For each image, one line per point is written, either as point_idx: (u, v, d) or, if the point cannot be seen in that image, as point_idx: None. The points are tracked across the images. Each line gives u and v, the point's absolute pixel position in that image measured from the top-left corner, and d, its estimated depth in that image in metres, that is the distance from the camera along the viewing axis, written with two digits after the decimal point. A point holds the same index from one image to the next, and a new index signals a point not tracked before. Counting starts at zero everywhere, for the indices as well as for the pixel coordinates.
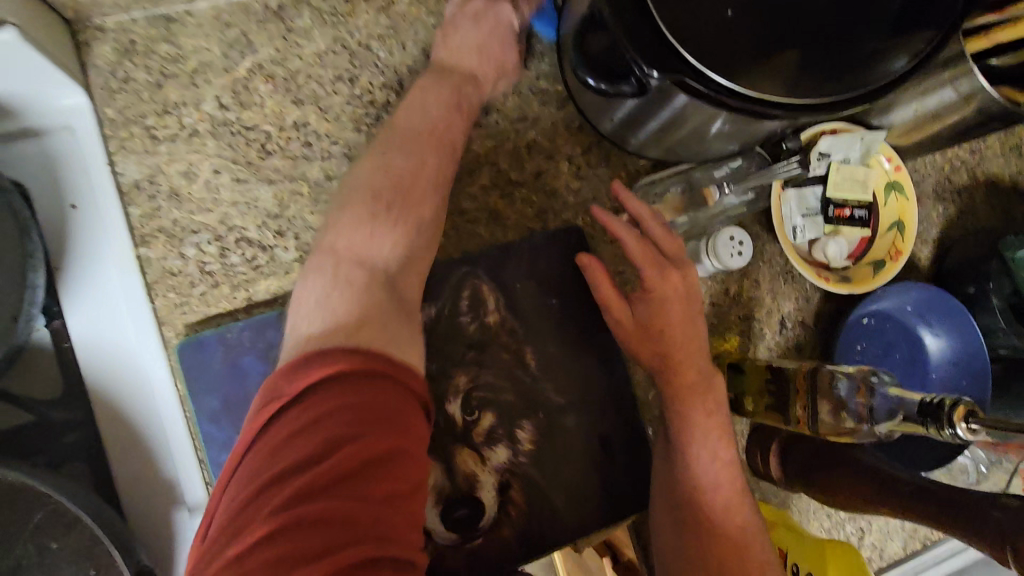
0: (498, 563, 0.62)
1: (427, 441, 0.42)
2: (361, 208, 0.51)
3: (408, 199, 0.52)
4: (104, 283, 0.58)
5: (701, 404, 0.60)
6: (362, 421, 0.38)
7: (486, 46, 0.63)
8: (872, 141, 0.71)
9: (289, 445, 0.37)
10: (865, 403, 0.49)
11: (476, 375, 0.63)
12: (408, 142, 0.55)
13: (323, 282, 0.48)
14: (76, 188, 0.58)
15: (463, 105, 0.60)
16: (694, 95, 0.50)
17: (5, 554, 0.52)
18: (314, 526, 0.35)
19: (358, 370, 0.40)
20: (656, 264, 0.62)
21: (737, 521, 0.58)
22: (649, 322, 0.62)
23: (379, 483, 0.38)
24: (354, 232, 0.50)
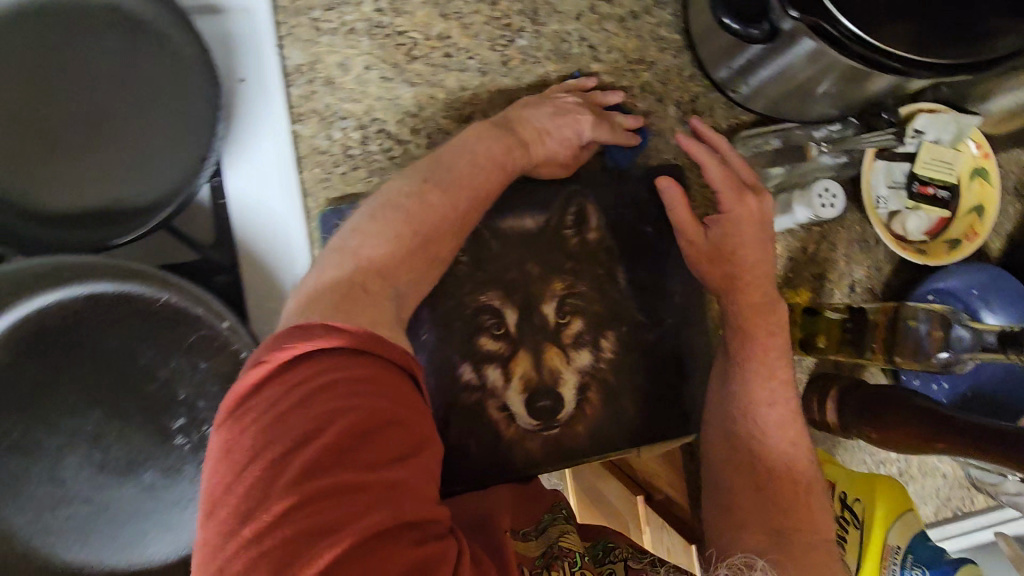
0: (569, 452, 0.68)
1: (424, 408, 0.42)
2: (390, 224, 0.52)
3: (431, 232, 0.53)
4: (260, 151, 0.65)
5: (764, 324, 0.65)
6: (365, 391, 0.39)
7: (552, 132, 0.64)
8: (965, 125, 0.75)
9: (293, 420, 0.37)
10: (940, 338, 0.54)
11: (572, 284, 0.69)
12: (449, 182, 0.55)
13: (334, 277, 0.48)
14: (246, 64, 0.64)
15: (507, 166, 0.60)
16: (823, 42, 0.55)
17: (162, 365, 0.59)
18: (334, 497, 0.35)
19: (354, 345, 0.41)
20: (733, 185, 0.67)
21: (786, 437, 0.63)
22: (721, 243, 0.68)
23: (380, 453, 0.37)
24: (380, 242, 0.51)
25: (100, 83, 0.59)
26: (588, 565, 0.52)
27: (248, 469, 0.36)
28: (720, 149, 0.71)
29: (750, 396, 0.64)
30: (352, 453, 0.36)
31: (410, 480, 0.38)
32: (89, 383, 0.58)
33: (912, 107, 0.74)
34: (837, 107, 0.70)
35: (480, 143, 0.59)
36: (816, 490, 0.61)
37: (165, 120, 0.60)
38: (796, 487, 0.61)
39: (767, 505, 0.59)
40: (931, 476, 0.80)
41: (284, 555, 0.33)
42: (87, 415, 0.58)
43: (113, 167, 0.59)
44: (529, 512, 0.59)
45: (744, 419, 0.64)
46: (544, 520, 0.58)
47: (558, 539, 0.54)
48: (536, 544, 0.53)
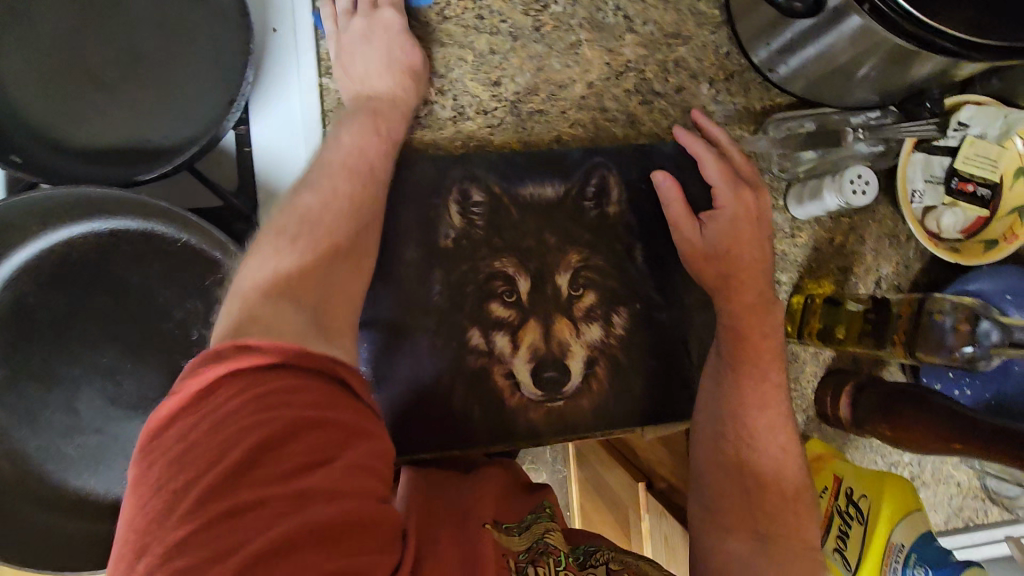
0: (573, 426, 0.68)
1: (351, 410, 0.40)
2: (273, 242, 0.49)
3: (320, 229, 0.51)
4: (287, 101, 0.65)
5: (761, 319, 0.65)
6: (276, 403, 0.36)
7: (392, 63, 0.63)
8: (1014, 121, 0.72)
9: (199, 445, 0.35)
10: (968, 331, 0.52)
11: (588, 257, 0.68)
12: (323, 173, 0.55)
13: (228, 317, 0.43)
14: (279, 15, 0.65)
15: (384, 129, 0.61)
16: (870, 15, 0.54)
17: (177, 305, 0.60)
18: (241, 518, 0.33)
19: (264, 357, 0.38)
20: (731, 181, 0.67)
21: (775, 443, 0.62)
22: (714, 236, 0.66)
23: (296, 465, 0.35)
24: (271, 263, 0.47)
25: (139, 21, 0.60)
26: (570, 563, 0.51)
27: (156, 501, 0.34)
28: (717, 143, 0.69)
29: (752, 381, 0.63)
30: (263, 470, 0.34)
31: (333, 486, 0.36)
32: (110, 317, 0.59)
33: (960, 97, 0.71)
34: (877, 93, 0.68)
35: (350, 128, 0.59)
36: (804, 496, 0.60)
37: (197, 62, 0.61)
38: (784, 494, 0.60)
39: (752, 510, 0.59)
40: (945, 484, 0.77)
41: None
42: (103, 350, 0.59)
43: (144, 105, 0.60)
44: (514, 509, 0.56)
45: (738, 419, 0.62)
46: (529, 518, 0.55)
47: (544, 535, 0.52)
48: (519, 539, 0.50)
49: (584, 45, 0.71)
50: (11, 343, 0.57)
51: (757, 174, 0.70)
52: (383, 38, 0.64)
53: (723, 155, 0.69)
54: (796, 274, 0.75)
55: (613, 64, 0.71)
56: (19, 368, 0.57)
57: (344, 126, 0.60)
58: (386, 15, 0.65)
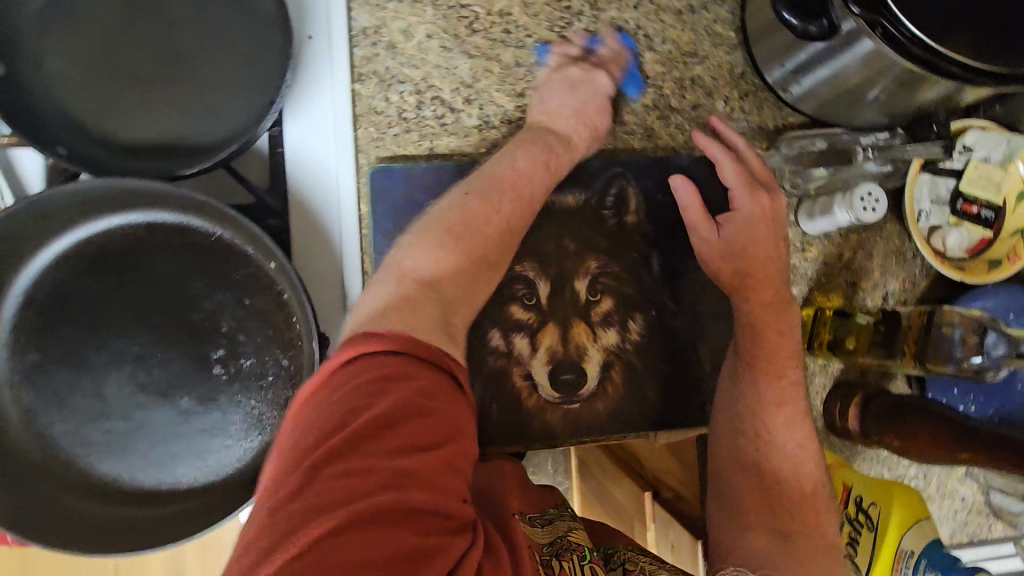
0: (588, 428, 0.69)
1: (459, 409, 0.43)
2: (434, 235, 0.54)
3: (474, 235, 0.55)
4: (320, 106, 0.68)
5: (775, 325, 0.67)
6: (399, 385, 0.41)
7: (583, 111, 0.68)
8: (1017, 146, 0.75)
9: (331, 408, 0.40)
10: (976, 343, 0.54)
11: (606, 263, 0.70)
12: (488, 187, 0.58)
13: (385, 291, 0.50)
14: (314, 22, 0.67)
15: (552, 164, 0.63)
16: (882, 41, 0.56)
17: (207, 296, 0.62)
18: (353, 476, 0.36)
19: (396, 345, 0.43)
20: (748, 184, 0.69)
21: (793, 440, 0.64)
22: (736, 239, 0.69)
23: (404, 442, 0.39)
24: (423, 253, 0.53)
25: (181, 24, 0.62)
26: (593, 556, 0.52)
27: (291, 451, 0.39)
28: (736, 148, 0.72)
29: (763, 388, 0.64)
30: (378, 439, 0.38)
31: (430, 468, 0.39)
32: (141, 305, 0.60)
33: (965, 121, 0.74)
34: (886, 115, 0.71)
35: (525, 153, 0.62)
36: (823, 495, 0.62)
37: (235, 65, 0.63)
38: (804, 493, 0.62)
39: (770, 507, 0.60)
40: (951, 498, 0.78)
41: (297, 522, 0.34)
42: (133, 337, 0.60)
43: (182, 103, 0.62)
44: (540, 501, 0.58)
45: (758, 420, 0.64)
46: (554, 512, 0.57)
47: (565, 533, 0.53)
48: (542, 532, 0.51)
49: (605, 61, 0.74)
50: (44, 329, 0.59)
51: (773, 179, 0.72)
52: (586, 96, 0.69)
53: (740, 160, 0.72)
54: (806, 287, 0.77)
55: (633, 80, 0.74)
56: (50, 353, 0.59)
57: (517, 149, 0.62)
58: (600, 79, 0.70)
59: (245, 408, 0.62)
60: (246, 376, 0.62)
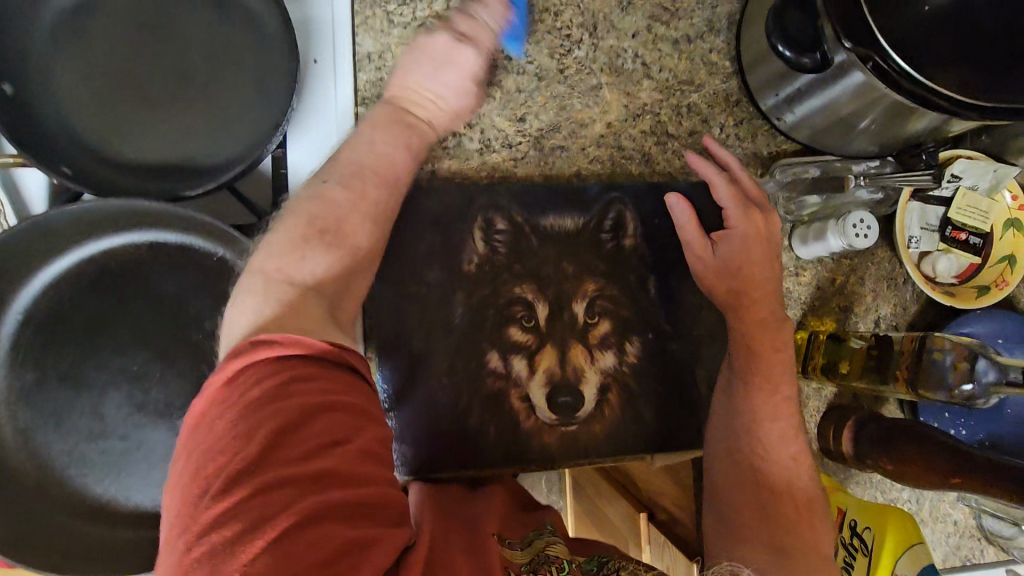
0: (585, 451, 0.69)
1: (368, 400, 0.43)
2: (297, 230, 0.50)
3: (340, 225, 0.52)
4: (324, 129, 0.69)
5: (773, 349, 0.67)
6: (296, 389, 0.39)
7: (444, 74, 0.62)
8: (1002, 176, 0.76)
9: (227, 427, 0.37)
10: (965, 368, 0.55)
11: (603, 285, 0.71)
12: (353, 172, 0.55)
13: (250, 304, 0.45)
14: (322, 48, 0.69)
15: (416, 145, 0.60)
16: (874, 73, 0.58)
17: (208, 316, 0.62)
18: (265, 495, 0.35)
19: (286, 348, 0.41)
20: (742, 204, 0.70)
21: (789, 464, 0.64)
22: (732, 260, 0.69)
23: (314, 449, 0.38)
24: (289, 253, 0.48)
25: (190, 47, 0.63)
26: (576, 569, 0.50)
27: (191, 483, 0.36)
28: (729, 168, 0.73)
29: (759, 411, 0.65)
30: (285, 452, 0.37)
31: (345, 468, 0.39)
32: (141, 324, 0.60)
33: (954, 151, 0.77)
34: (876, 144, 0.72)
35: (386, 134, 0.59)
36: (818, 508, 0.62)
37: (242, 87, 0.64)
38: (798, 505, 0.62)
39: (767, 525, 0.60)
40: (943, 522, 0.79)
41: (217, 555, 0.34)
42: (133, 356, 0.60)
43: (188, 123, 0.63)
44: (517, 526, 0.56)
45: (754, 443, 0.64)
46: (530, 534, 0.54)
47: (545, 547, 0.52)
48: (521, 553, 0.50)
49: (604, 88, 0.75)
50: (42, 347, 0.58)
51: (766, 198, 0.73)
52: (455, 83, 0.63)
53: (734, 180, 0.73)
54: (800, 311, 0.78)
55: (630, 106, 0.76)
56: (49, 371, 0.58)
57: (376, 129, 0.59)
58: (466, 56, 0.63)
59: None
60: None
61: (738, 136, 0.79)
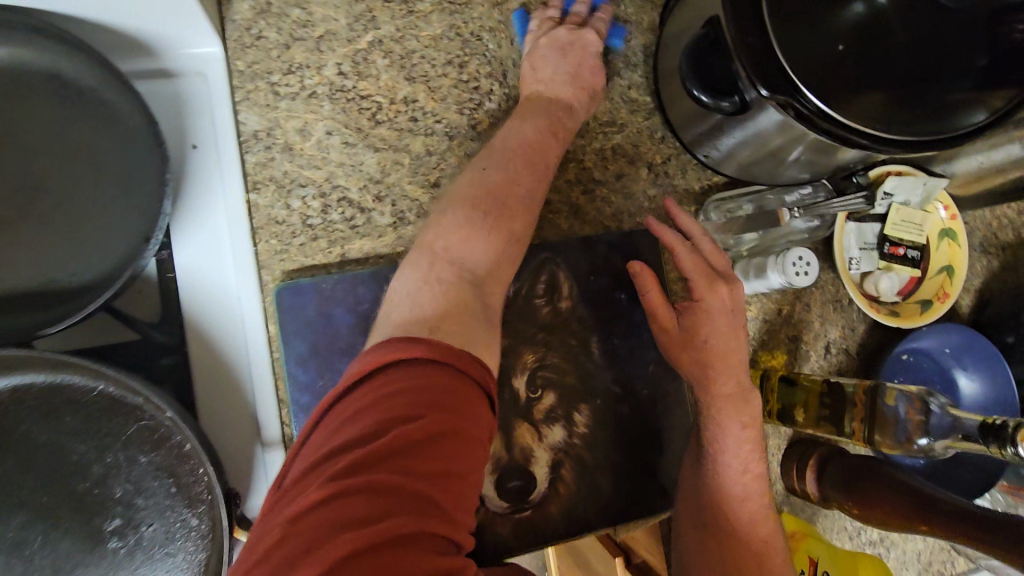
0: (543, 536, 0.65)
1: (487, 429, 0.43)
2: (461, 211, 0.54)
3: (502, 204, 0.55)
4: (213, 224, 0.62)
5: (736, 411, 0.63)
6: (435, 402, 0.40)
7: (577, 75, 0.66)
8: (932, 187, 0.75)
9: (368, 412, 0.40)
10: (919, 420, 0.52)
11: (544, 355, 0.66)
12: (504, 156, 0.59)
13: (416, 279, 0.51)
14: (198, 130, 0.62)
15: (559, 131, 0.64)
16: (795, 119, 0.55)
17: (94, 461, 0.54)
18: (371, 496, 0.36)
19: (432, 353, 0.43)
20: (707, 277, 0.65)
21: (759, 531, 0.61)
22: (693, 333, 0.65)
23: (426, 461, 0.38)
24: (454, 232, 0.53)
25: (40, 154, 0.55)
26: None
27: (318, 455, 0.39)
28: (691, 235, 0.67)
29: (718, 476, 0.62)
30: (399, 457, 0.38)
31: (440, 494, 0.39)
32: (14, 483, 0.53)
33: (882, 167, 0.74)
34: (808, 171, 0.69)
35: (532, 122, 0.62)
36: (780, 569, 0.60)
37: (105, 191, 0.56)
38: (756, 561, 0.59)
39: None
40: (912, 541, 0.78)
41: (313, 538, 0.35)
42: (10, 520, 0.53)
43: (51, 242, 0.55)
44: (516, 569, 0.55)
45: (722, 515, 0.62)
46: None
47: None
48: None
49: None
50: None
51: (729, 262, 0.67)
52: (578, 54, 0.67)
53: (695, 247, 0.67)
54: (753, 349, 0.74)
55: None
56: None
57: (525, 121, 0.63)
58: (588, 35, 0.69)
59: None
60: (148, 544, 0.55)
61: (673, 171, 0.75)
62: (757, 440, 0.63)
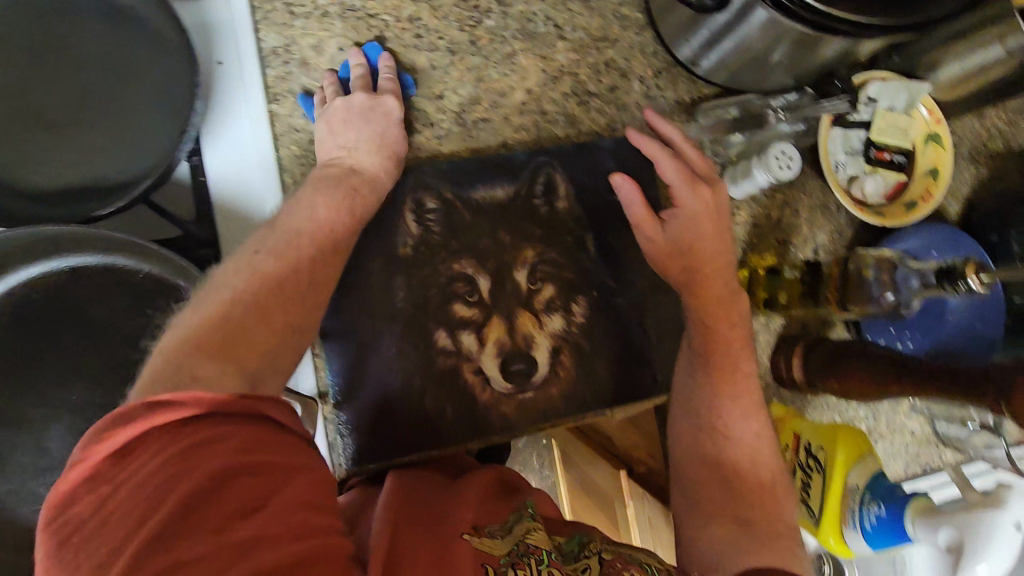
0: (546, 415, 0.71)
1: (287, 444, 0.43)
2: (217, 302, 0.49)
3: (279, 286, 0.52)
4: (238, 132, 0.68)
5: (721, 292, 0.68)
6: (192, 455, 0.39)
7: (382, 142, 0.65)
8: (917, 92, 0.77)
9: (125, 507, 0.37)
10: (887, 278, 0.57)
11: (543, 251, 0.72)
12: (285, 246, 0.54)
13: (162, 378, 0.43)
14: (223, 47, 0.68)
15: (357, 209, 0.61)
16: (773, 8, 0.58)
17: (146, 334, 0.62)
18: (188, 559, 0.35)
19: (181, 409, 0.40)
20: (687, 180, 0.70)
21: (750, 430, 0.65)
22: (680, 238, 0.69)
23: (228, 504, 0.38)
24: (201, 326, 0.47)
25: (86, 66, 0.62)
26: (557, 560, 0.51)
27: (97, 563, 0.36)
28: (672, 140, 0.72)
29: (706, 354, 0.68)
30: (202, 512, 0.37)
31: (267, 518, 0.39)
32: (76, 354, 0.60)
33: (866, 74, 0.77)
34: (792, 76, 0.73)
35: (324, 195, 0.59)
36: (780, 478, 0.64)
37: (143, 99, 0.63)
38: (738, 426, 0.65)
39: (733, 497, 0.62)
40: (901, 434, 0.82)
41: None
42: (72, 387, 0.60)
43: (98, 144, 0.62)
44: (500, 510, 0.58)
45: (715, 426, 0.65)
46: (512, 519, 0.56)
47: (523, 537, 0.52)
48: (503, 543, 0.51)
49: (519, 55, 0.75)
50: None
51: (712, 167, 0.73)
52: (377, 120, 0.65)
53: (677, 152, 0.72)
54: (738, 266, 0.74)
55: (548, 69, 0.75)
56: None
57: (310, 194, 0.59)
58: (386, 103, 0.66)
59: None
60: None
61: (664, 84, 0.79)
62: (740, 325, 0.68)
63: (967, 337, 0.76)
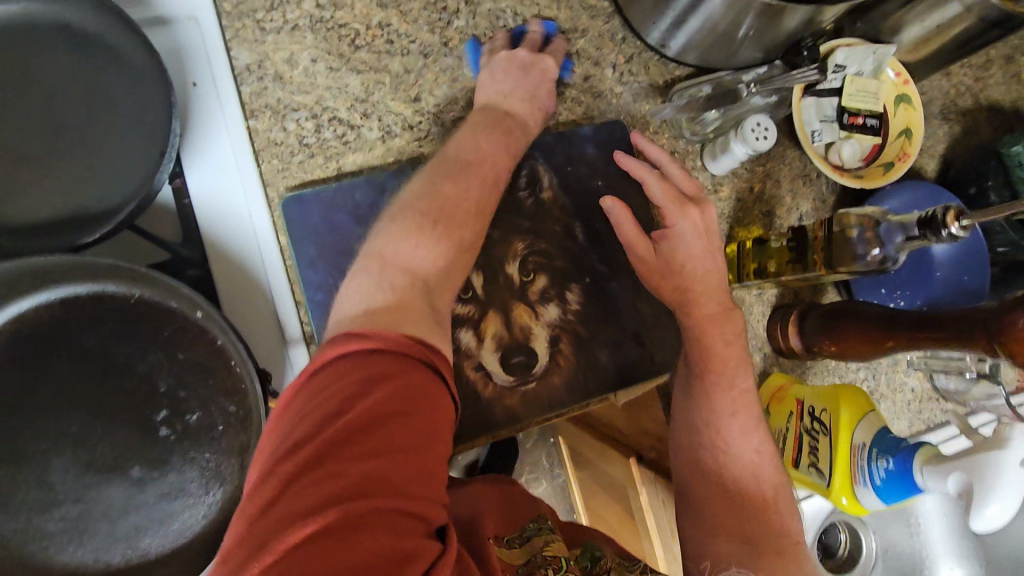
0: (551, 405, 0.71)
1: (441, 413, 0.45)
2: (410, 221, 0.57)
3: (451, 214, 0.59)
4: (218, 150, 0.68)
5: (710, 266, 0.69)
6: (373, 383, 0.42)
7: (534, 94, 0.71)
8: (885, 55, 0.78)
9: (311, 409, 0.41)
10: (872, 233, 0.59)
11: (532, 242, 0.72)
12: (451, 170, 0.61)
13: (370, 283, 0.52)
14: (196, 68, 0.68)
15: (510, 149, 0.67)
16: None
17: (140, 359, 0.61)
18: (334, 476, 0.38)
19: (374, 342, 0.45)
20: (676, 201, 0.70)
21: (750, 447, 0.65)
22: (671, 260, 0.70)
23: (383, 440, 0.40)
24: (408, 244, 0.55)
25: (59, 97, 0.62)
26: (573, 567, 0.53)
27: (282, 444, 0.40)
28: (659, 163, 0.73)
29: (703, 329, 0.68)
30: (363, 438, 0.40)
31: (402, 470, 0.40)
32: (71, 385, 0.60)
33: (831, 43, 0.78)
34: (762, 50, 0.74)
35: (487, 137, 0.65)
36: (784, 495, 0.64)
37: (120, 125, 0.63)
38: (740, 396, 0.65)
39: (736, 512, 0.62)
40: (902, 392, 0.83)
41: (280, 523, 0.36)
42: (70, 419, 0.59)
43: (78, 174, 0.62)
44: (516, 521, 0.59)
45: (714, 427, 0.66)
46: (530, 529, 0.57)
47: (542, 548, 0.53)
48: (522, 552, 0.52)
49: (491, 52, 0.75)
50: None
51: (701, 187, 0.73)
52: (538, 76, 0.72)
53: (666, 176, 0.72)
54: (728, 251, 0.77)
55: None
56: None
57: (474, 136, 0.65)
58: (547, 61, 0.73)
59: (199, 463, 0.62)
60: (195, 431, 0.62)
61: (636, 69, 0.80)
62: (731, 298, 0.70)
63: (958, 290, 0.76)
